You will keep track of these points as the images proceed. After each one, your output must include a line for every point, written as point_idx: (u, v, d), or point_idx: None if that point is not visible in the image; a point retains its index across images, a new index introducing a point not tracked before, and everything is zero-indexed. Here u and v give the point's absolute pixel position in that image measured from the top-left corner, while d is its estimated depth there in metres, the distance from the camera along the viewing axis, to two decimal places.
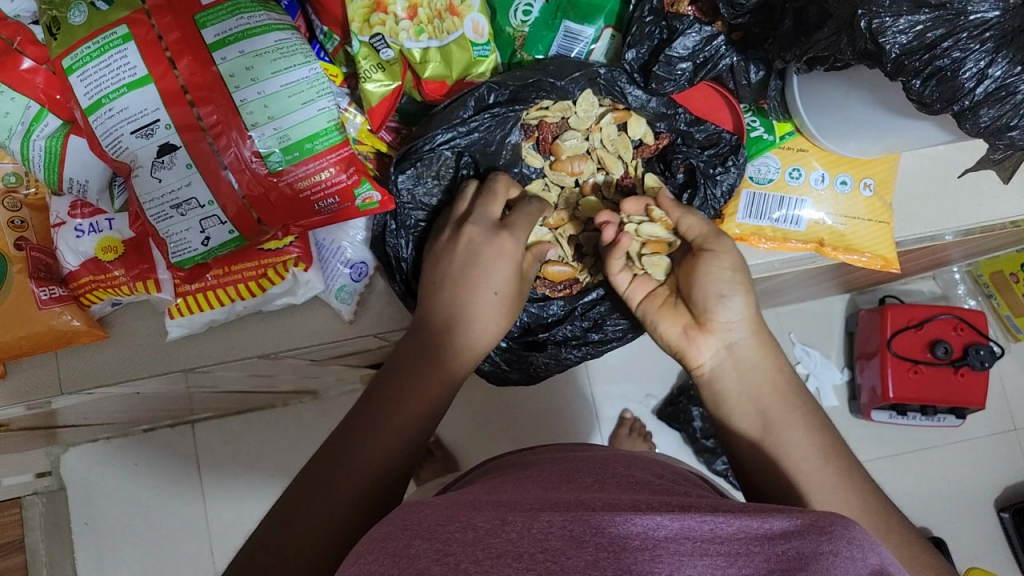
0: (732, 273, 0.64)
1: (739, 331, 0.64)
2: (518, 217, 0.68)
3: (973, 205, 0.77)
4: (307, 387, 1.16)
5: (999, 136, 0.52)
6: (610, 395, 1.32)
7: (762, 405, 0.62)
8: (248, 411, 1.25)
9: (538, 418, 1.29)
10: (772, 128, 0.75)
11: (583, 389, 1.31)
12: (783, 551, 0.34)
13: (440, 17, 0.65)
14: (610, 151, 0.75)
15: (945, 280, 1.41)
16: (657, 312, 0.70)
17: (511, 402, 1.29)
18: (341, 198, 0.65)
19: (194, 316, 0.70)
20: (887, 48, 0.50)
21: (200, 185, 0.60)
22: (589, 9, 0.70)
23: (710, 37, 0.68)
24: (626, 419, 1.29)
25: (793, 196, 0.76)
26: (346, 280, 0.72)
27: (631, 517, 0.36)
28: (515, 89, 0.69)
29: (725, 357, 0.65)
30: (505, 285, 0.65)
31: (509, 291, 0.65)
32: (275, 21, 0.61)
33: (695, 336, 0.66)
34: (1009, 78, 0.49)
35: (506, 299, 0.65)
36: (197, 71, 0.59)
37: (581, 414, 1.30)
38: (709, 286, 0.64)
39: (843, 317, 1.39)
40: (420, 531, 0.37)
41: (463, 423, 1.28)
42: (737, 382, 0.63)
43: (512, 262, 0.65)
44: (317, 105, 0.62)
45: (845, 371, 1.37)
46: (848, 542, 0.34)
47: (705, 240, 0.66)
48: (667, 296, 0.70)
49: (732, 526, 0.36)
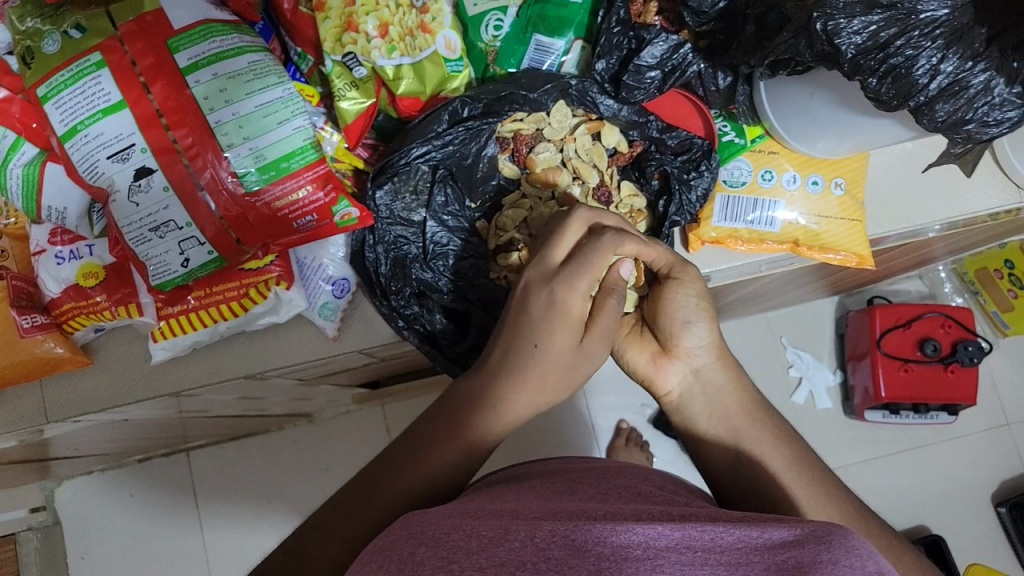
0: (696, 300, 0.63)
1: (705, 356, 0.64)
2: (574, 267, 0.54)
3: (942, 200, 0.79)
4: (300, 410, 1.16)
5: (955, 129, 0.53)
6: (607, 406, 1.32)
7: (731, 424, 0.62)
8: (244, 436, 1.25)
9: (534, 430, 1.30)
10: (743, 132, 0.76)
11: (579, 402, 1.32)
12: (783, 560, 0.34)
13: (411, 34, 0.67)
14: (584, 160, 0.76)
15: (930, 278, 1.42)
16: (624, 340, 0.67)
17: None
18: (319, 215, 0.65)
19: (178, 339, 0.70)
20: (843, 49, 0.50)
21: (176, 208, 0.61)
22: (559, 22, 0.72)
23: (677, 45, 0.69)
24: (624, 428, 1.30)
25: (766, 198, 0.77)
26: (329, 296, 0.73)
27: (631, 526, 0.37)
28: (488, 103, 0.70)
29: (692, 382, 0.64)
30: (552, 345, 0.54)
31: (560, 355, 0.55)
32: (247, 43, 0.62)
33: (662, 364, 0.65)
34: (960, 72, 0.49)
35: (551, 363, 0.55)
36: (171, 95, 0.59)
37: (577, 425, 1.31)
38: (673, 314, 0.63)
39: (833, 320, 1.40)
40: (425, 540, 0.38)
41: None
42: (705, 406, 0.64)
43: (566, 322, 0.54)
44: (292, 124, 0.62)
45: (837, 372, 1.38)
46: (848, 549, 0.34)
47: (671, 268, 0.63)
48: (633, 325, 0.68)
49: (732, 535, 0.36)
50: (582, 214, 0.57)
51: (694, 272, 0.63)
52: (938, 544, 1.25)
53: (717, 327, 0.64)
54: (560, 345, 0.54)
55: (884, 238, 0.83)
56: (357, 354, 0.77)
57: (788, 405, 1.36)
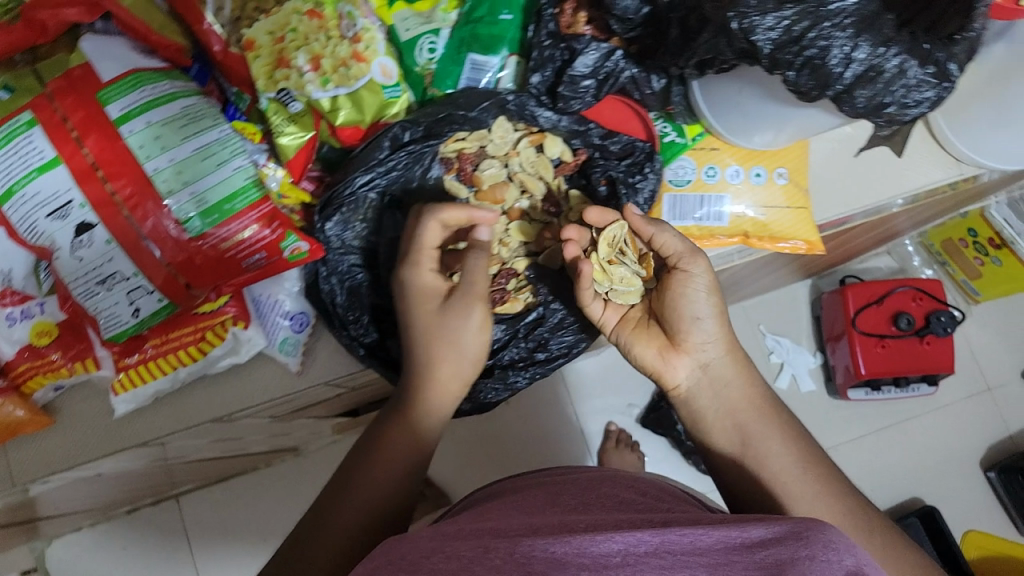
0: (707, 295, 0.64)
1: (715, 349, 0.64)
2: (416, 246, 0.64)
3: (888, 179, 0.81)
4: (285, 445, 1.15)
5: (876, 113, 0.54)
6: (593, 410, 1.33)
7: (738, 420, 0.62)
8: (231, 477, 1.24)
9: (523, 442, 1.30)
10: (684, 131, 0.78)
11: (565, 408, 1.32)
12: (761, 558, 0.36)
13: (345, 65, 0.66)
14: (530, 173, 0.76)
15: (899, 254, 1.45)
16: (631, 335, 0.68)
17: (495, 430, 1.30)
18: (268, 252, 0.65)
19: (139, 389, 0.69)
20: (760, 45, 0.52)
21: (121, 259, 0.61)
22: (492, 40, 0.73)
23: (609, 52, 0.70)
24: (613, 431, 1.30)
25: (712, 194, 0.78)
26: (288, 331, 0.73)
27: (610, 535, 0.38)
28: (429, 125, 0.71)
29: (700, 377, 0.64)
30: (421, 316, 0.63)
31: (430, 325, 0.63)
32: (179, 88, 0.63)
33: (670, 358, 0.65)
34: (873, 59, 0.51)
35: (426, 332, 0.63)
36: (106, 147, 0.59)
37: (565, 432, 1.31)
38: (684, 308, 0.64)
39: (808, 302, 1.42)
40: (404, 564, 0.37)
41: (450, 459, 1.28)
42: (712, 401, 0.64)
43: (421, 295, 0.64)
44: (232, 165, 0.62)
45: (818, 355, 1.40)
46: (825, 545, 0.36)
47: (680, 258, 0.65)
48: (639, 320, 0.68)
49: (711, 536, 0.38)
50: (435, 206, 0.68)
51: (703, 262, 0.64)
52: (935, 514, 1.23)
53: (726, 317, 0.65)
54: (422, 315, 0.63)
55: (850, 217, 0.85)
56: (325, 385, 0.77)
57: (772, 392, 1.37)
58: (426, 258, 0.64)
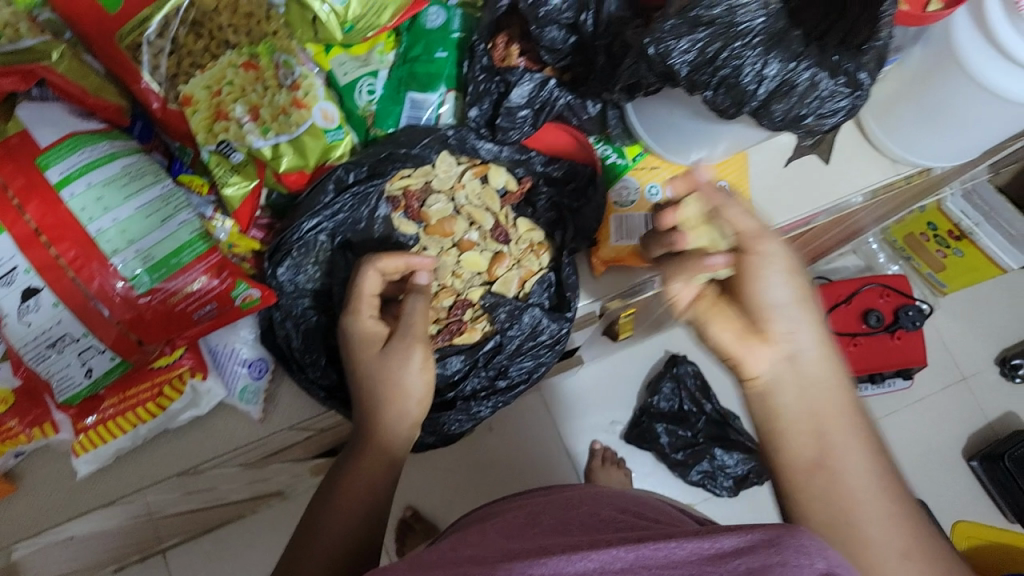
0: (786, 276, 0.55)
1: (807, 345, 0.54)
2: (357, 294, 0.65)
3: (832, 182, 0.83)
4: (267, 490, 1.14)
5: (795, 126, 0.56)
6: (578, 430, 1.33)
7: (819, 425, 0.52)
8: (217, 527, 1.23)
9: (509, 468, 1.30)
10: (624, 152, 0.80)
11: (547, 430, 1.33)
12: (735, 566, 0.37)
13: (285, 113, 0.67)
14: (477, 205, 0.79)
15: (865, 252, 1.48)
16: (706, 313, 0.56)
17: (480, 458, 1.30)
18: (219, 303, 0.66)
19: (100, 449, 0.69)
20: (677, 68, 0.53)
21: (70, 321, 0.61)
22: (428, 78, 0.74)
23: (542, 82, 0.72)
24: (597, 450, 1.30)
25: (657, 211, 0.78)
26: (248, 379, 0.73)
27: (585, 554, 0.40)
28: (372, 165, 0.73)
29: (785, 369, 0.54)
30: (367, 362, 0.64)
31: (375, 370, 0.63)
32: (118, 148, 0.64)
33: (752, 345, 0.54)
34: (784, 74, 0.53)
35: (372, 378, 0.63)
36: (47, 212, 0.59)
37: (550, 454, 1.32)
38: (761, 289, 0.55)
39: None
40: None
41: (437, 491, 1.28)
42: (798, 400, 0.53)
43: (365, 341, 0.64)
44: (176, 219, 0.63)
45: None
46: (796, 549, 0.37)
47: (743, 240, 0.55)
48: (716, 297, 0.56)
49: (683, 548, 0.39)
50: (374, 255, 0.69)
51: (773, 241, 0.55)
52: None
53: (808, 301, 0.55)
54: (369, 361, 0.64)
55: (816, 216, 0.85)
56: (286, 433, 0.77)
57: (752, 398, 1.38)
58: (367, 304, 0.65)
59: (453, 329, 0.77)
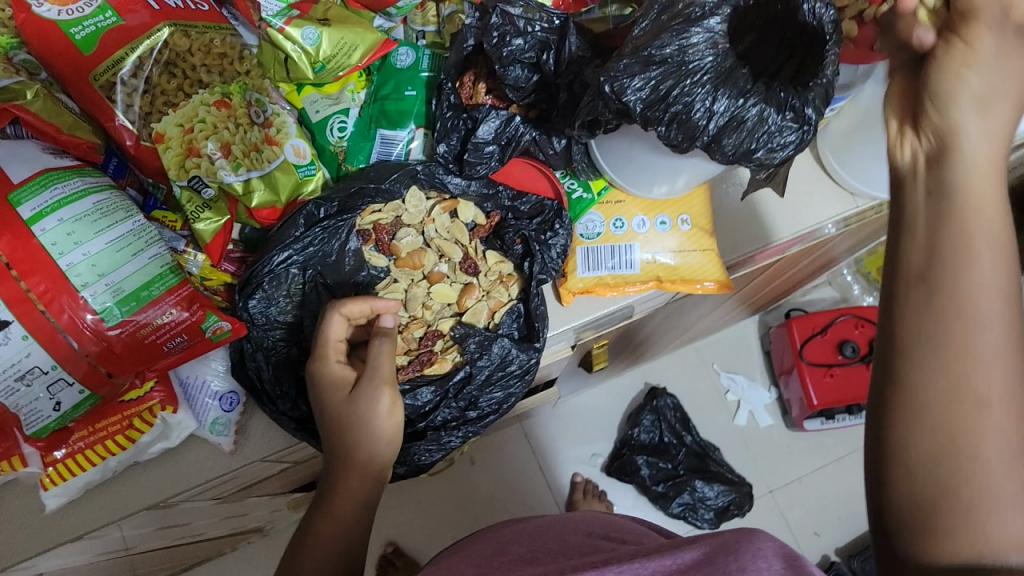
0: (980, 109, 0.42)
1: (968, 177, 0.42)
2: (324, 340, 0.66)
3: (794, 212, 0.86)
4: (248, 526, 1.14)
5: (747, 159, 0.58)
6: (558, 463, 1.34)
7: (930, 278, 0.41)
8: (198, 564, 1.23)
9: (490, 501, 1.31)
10: (589, 186, 0.82)
11: (527, 462, 1.34)
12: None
13: (257, 149, 0.70)
14: (446, 238, 0.80)
15: (840, 284, 1.50)
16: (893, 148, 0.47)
17: (462, 492, 1.31)
18: (189, 334, 0.67)
19: (70, 482, 0.69)
20: (631, 105, 0.55)
21: (39, 353, 0.61)
22: (398, 115, 0.77)
23: (508, 119, 0.75)
24: (578, 483, 1.31)
25: (622, 243, 0.81)
26: (218, 411, 0.74)
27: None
28: (342, 200, 0.74)
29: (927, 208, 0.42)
30: (334, 405, 0.64)
31: (341, 413, 0.64)
32: (90, 184, 0.65)
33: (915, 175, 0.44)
34: (733, 110, 0.55)
35: (339, 421, 0.64)
36: (17, 246, 0.59)
37: (531, 487, 1.32)
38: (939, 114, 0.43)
39: (757, 337, 1.46)
40: None
41: (418, 525, 1.28)
42: (923, 248, 0.41)
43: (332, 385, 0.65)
44: (146, 254, 0.65)
45: (772, 389, 1.43)
46: (751, 554, 0.43)
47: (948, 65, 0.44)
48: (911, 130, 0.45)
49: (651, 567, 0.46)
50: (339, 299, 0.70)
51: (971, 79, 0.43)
52: None
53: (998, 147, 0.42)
54: (335, 404, 0.64)
55: (790, 247, 0.89)
56: (261, 463, 0.78)
57: (731, 429, 1.39)
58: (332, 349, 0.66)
59: (423, 360, 0.78)
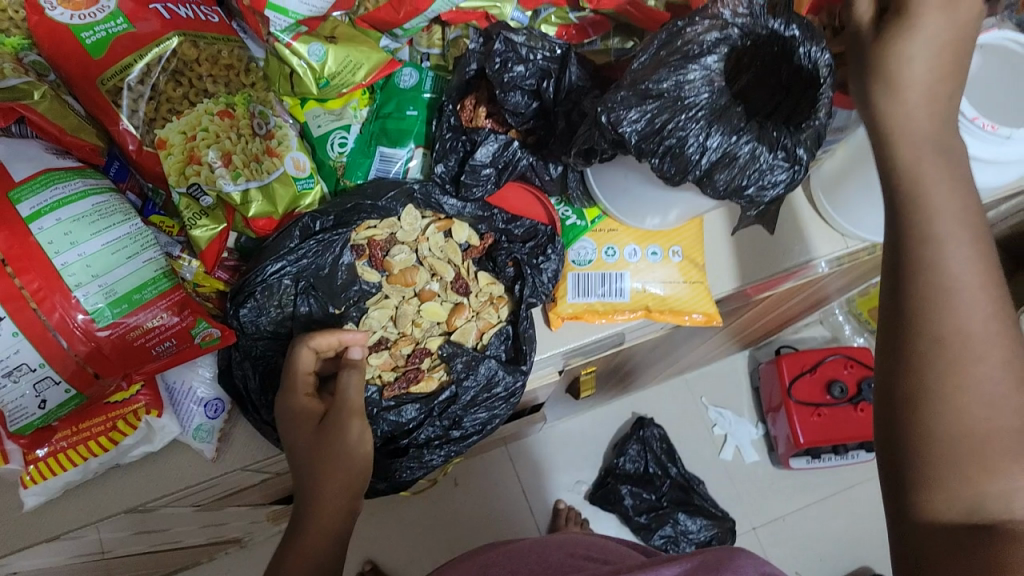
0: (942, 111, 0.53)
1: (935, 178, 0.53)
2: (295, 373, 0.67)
3: (784, 249, 0.87)
4: (226, 536, 1.14)
5: (738, 195, 0.60)
6: (541, 488, 1.34)
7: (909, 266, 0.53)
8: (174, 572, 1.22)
9: (471, 523, 1.30)
10: (583, 214, 0.83)
11: (510, 486, 1.34)
12: None
13: (257, 160, 0.71)
14: (440, 257, 0.81)
15: (831, 323, 1.52)
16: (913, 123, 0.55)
17: (444, 513, 1.30)
18: (178, 339, 0.68)
19: (50, 482, 0.69)
20: (627, 136, 0.57)
21: (27, 350, 0.61)
22: (399, 134, 0.78)
23: (506, 143, 0.76)
24: (561, 510, 1.30)
25: (612, 272, 0.82)
26: (202, 418, 0.74)
27: None
28: (339, 214, 0.75)
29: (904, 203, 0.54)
30: (305, 437, 0.65)
31: (313, 446, 0.65)
32: (90, 185, 0.66)
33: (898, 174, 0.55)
34: (726, 146, 0.56)
35: (311, 455, 0.64)
36: (15, 243, 0.60)
37: (513, 511, 1.32)
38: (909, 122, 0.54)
39: (746, 373, 1.47)
40: None
41: (398, 544, 1.28)
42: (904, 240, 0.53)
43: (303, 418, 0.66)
44: (140, 258, 0.66)
45: (759, 425, 1.43)
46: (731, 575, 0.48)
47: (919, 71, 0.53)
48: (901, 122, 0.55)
49: None
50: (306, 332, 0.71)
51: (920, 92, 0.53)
52: None
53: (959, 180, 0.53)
54: (307, 438, 0.65)
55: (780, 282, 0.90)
56: (240, 472, 0.78)
57: (716, 464, 1.39)
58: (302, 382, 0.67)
59: (410, 376, 0.79)
